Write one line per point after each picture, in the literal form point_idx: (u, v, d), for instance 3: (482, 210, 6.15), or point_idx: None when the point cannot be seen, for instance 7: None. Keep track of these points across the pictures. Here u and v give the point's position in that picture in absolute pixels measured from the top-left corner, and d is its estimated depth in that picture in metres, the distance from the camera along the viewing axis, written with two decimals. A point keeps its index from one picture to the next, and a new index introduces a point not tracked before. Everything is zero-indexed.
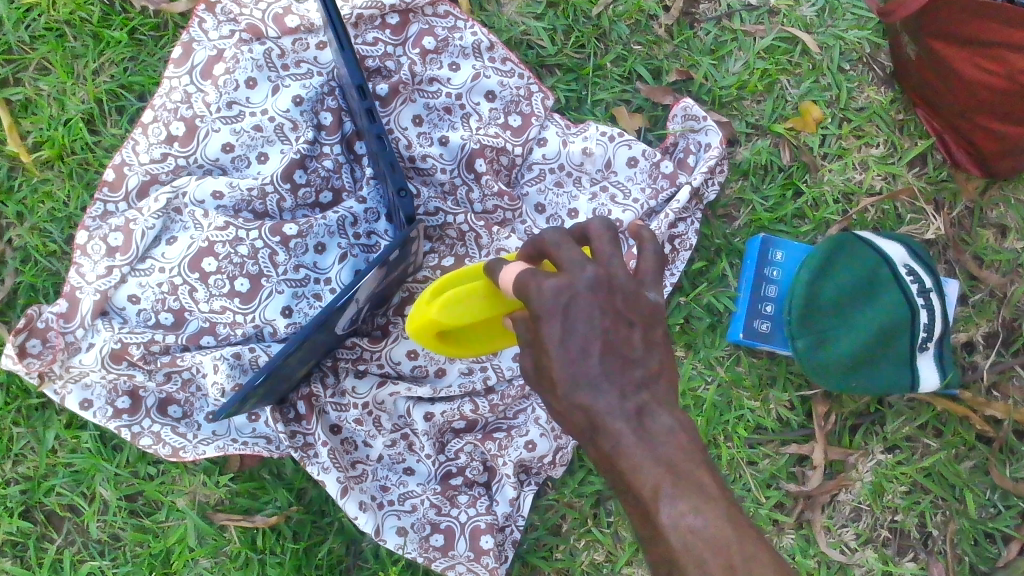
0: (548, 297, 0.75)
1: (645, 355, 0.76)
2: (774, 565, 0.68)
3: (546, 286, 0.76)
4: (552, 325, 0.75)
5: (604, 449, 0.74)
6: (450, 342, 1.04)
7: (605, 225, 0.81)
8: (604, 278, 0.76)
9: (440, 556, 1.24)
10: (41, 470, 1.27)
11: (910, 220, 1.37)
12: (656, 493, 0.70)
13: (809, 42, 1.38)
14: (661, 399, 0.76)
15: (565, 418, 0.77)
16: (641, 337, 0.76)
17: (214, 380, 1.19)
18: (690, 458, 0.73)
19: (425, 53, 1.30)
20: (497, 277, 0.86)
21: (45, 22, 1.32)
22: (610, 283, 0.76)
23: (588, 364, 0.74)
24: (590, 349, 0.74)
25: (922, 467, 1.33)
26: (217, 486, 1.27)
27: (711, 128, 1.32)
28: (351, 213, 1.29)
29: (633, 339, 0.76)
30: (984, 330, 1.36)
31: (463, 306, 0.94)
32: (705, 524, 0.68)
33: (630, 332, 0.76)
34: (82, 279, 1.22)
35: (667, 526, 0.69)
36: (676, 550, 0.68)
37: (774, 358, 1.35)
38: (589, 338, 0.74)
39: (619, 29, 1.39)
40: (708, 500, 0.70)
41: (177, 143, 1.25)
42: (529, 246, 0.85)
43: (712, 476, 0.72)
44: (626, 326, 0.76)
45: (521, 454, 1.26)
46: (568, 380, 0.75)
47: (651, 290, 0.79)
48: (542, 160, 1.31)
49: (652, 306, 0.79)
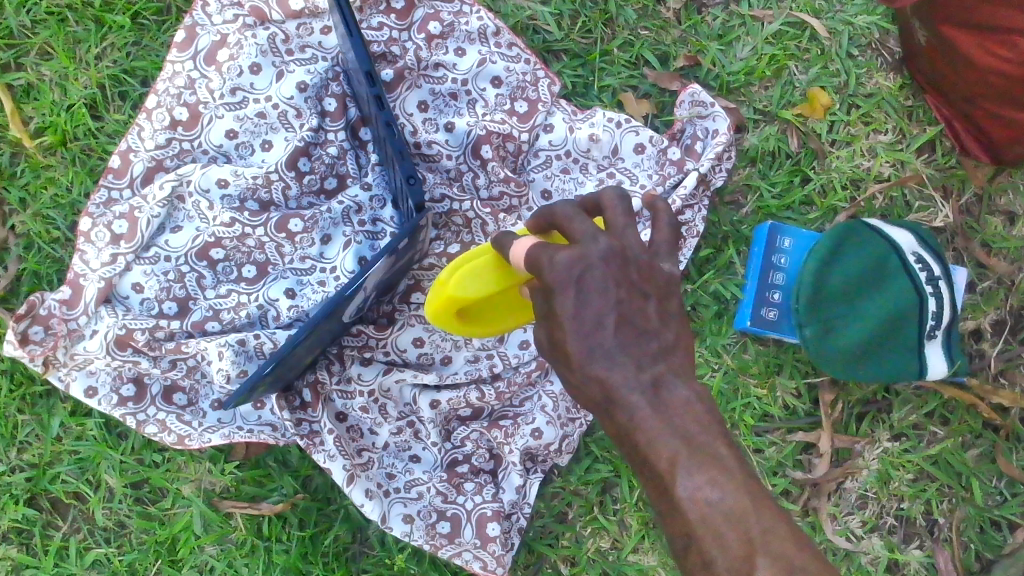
0: (561, 270, 0.74)
1: (660, 327, 0.76)
2: (792, 537, 0.68)
3: (558, 259, 0.74)
4: (565, 298, 0.74)
5: (620, 422, 0.74)
6: (471, 322, 1.03)
7: (618, 194, 0.80)
8: (617, 249, 0.75)
9: (447, 543, 1.24)
10: (47, 457, 1.27)
11: (919, 207, 1.36)
12: (672, 466, 0.70)
13: (818, 27, 1.37)
14: (678, 371, 0.75)
15: (579, 390, 0.77)
16: (656, 309, 0.76)
17: (219, 367, 1.19)
18: (707, 430, 0.73)
19: (431, 38, 1.29)
20: (508, 250, 0.85)
21: (47, 7, 1.31)
22: (623, 255, 0.75)
23: (603, 336, 0.74)
24: (604, 321, 0.74)
25: (929, 455, 1.33)
26: (223, 474, 1.27)
27: (718, 114, 1.30)
28: (356, 201, 1.28)
29: (647, 310, 0.75)
30: (992, 318, 1.36)
31: (481, 279, 0.93)
32: (722, 496, 0.69)
33: (645, 304, 0.75)
34: (86, 266, 1.21)
35: (683, 499, 0.70)
36: (693, 521, 0.69)
37: (781, 346, 1.35)
38: (604, 310, 0.73)
39: (626, 14, 1.38)
40: (725, 472, 0.70)
41: (181, 128, 1.24)
42: (539, 216, 0.84)
43: (728, 448, 0.72)
44: (641, 298, 0.75)
45: (527, 443, 1.26)
46: (582, 352, 0.74)
47: (664, 262, 0.79)
48: (549, 147, 1.31)
49: (667, 277, 0.78)
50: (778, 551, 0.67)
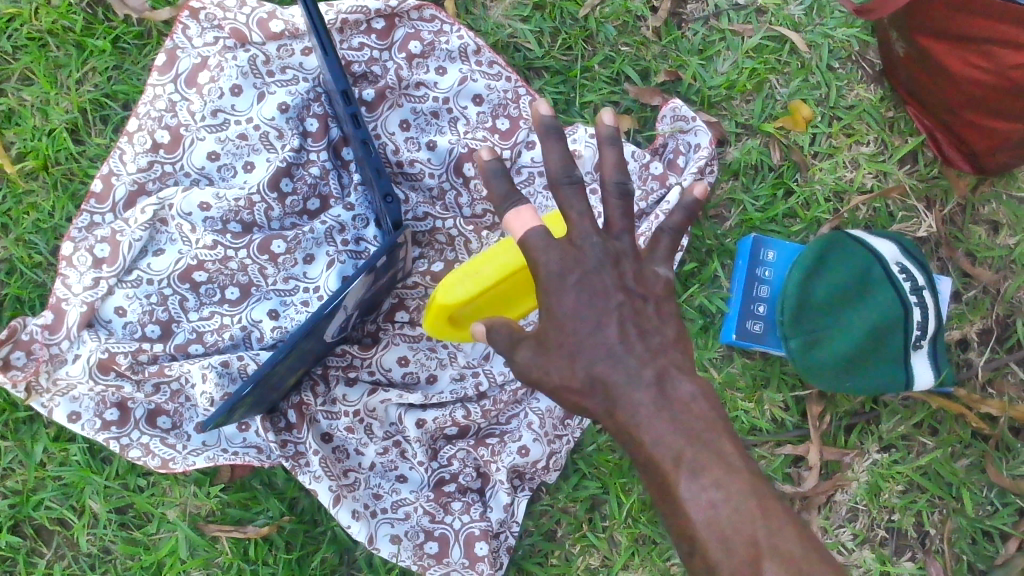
0: (560, 274, 0.79)
1: (660, 328, 0.80)
2: (797, 540, 0.71)
3: (559, 263, 0.80)
4: (565, 301, 0.79)
5: (622, 420, 0.77)
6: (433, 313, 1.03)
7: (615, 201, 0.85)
8: (613, 253, 0.81)
9: (434, 564, 1.23)
10: (30, 483, 1.26)
11: (901, 218, 1.37)
12: (677, 465, 0.73)
13: (797, 41, 1.38)
14: (681, 369, 0.79)
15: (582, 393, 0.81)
16: (654, 311, 0.81)
17: (203, 390, 1.18)
18: (711, 428, 0.76)
19: (411, 57, 1.30)
20: None
21: (27, 32, 1.32)
22: (619, 259, 0.81)
23: (604, 336, 0.78)
24: (604, 322, 0.78)
25: (919, 466, 1.32)
26: (208, 497, 1.26)
27: (700, 128, 1.31)
28: (338, 221, 1.27)
29: (646, 312, 0.80)
30: (978, 327, 1.36)
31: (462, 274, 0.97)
32: (725, 496, 0.71)
33: (643, 306, 0.80)
34: (68, 290, 1.20)
35: (687, 499, 0.72)
36: (697, 522, 0.71)
37: (768, 358, 1.34)
38: (603, 312, 0.78)
39: (606, 31, 1.39)
40: (729, 471, 0.73)
41: (163, 151, 1.25)
42: None
43: (733, 447, 0.75)
44: (640, 301, 0.80)
45: (514, 460, 1.25)
46: (585, 353, 0.78)
47: (662, 267, 0.84)
48: (531, 164, 1.30)
49: (663, 282, 0.83)
50: (782, 549, 0.70)
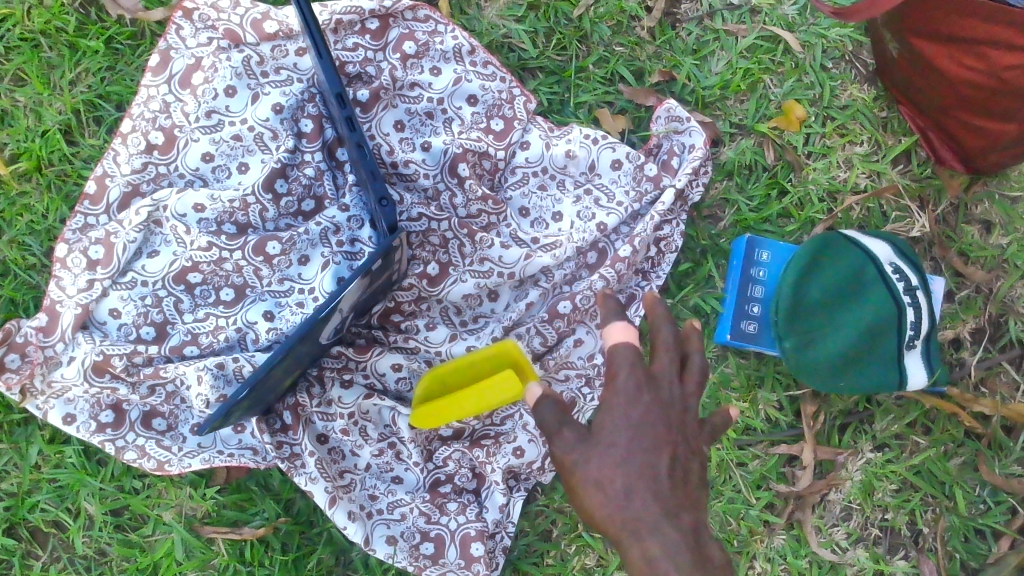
0: (630, 385, 0.86)
1: (700, 501, 0.86)
2: None
3: (633, 374, 0.87)
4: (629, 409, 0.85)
5: (639, 558, 0.80)
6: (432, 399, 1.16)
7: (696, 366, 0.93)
8: (677, 401, 0.88)
9: (430, 565, 1.24)
10: (25, 486, 1.26)
11: (895, 217, 1.37)
12: None
13: (791, 41, 1.38)
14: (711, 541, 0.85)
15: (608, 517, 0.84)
16: (698, 472, 0.87)
17: (198, 392, 1.17)
18: None
19: (405, 58, 1.29)
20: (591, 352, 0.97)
21: (20, 32, 1.31)
22: (682, 415, 0.88)
23: (654, 459, 0.83)
24: (657, 448, 0.83)
25: (912, 465, 1.33)
26: (204, 499, 1.26)
27: (694, 129, 1.31)
28: (333, 222, 1.27)
29: (692, 472, 0.86)
30: (971, 326, 1.36)
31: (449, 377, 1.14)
32: None
33: (690, 464, 0.86)
34: (62, 292, 1.20)
35: None
36: None
37: (762, 358, 1.35)
38: (658, 434, 0.84)
39: (601, 31, 1.38)
40: None
41: (157, 152, 1.25)
42: None
43: None
44: (689, 459, 0.86)
45: (508, 461, 1.25)
46: (630, 466, 0.82)
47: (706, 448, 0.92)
48: (525, 164, 1.31)
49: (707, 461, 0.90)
50: None
